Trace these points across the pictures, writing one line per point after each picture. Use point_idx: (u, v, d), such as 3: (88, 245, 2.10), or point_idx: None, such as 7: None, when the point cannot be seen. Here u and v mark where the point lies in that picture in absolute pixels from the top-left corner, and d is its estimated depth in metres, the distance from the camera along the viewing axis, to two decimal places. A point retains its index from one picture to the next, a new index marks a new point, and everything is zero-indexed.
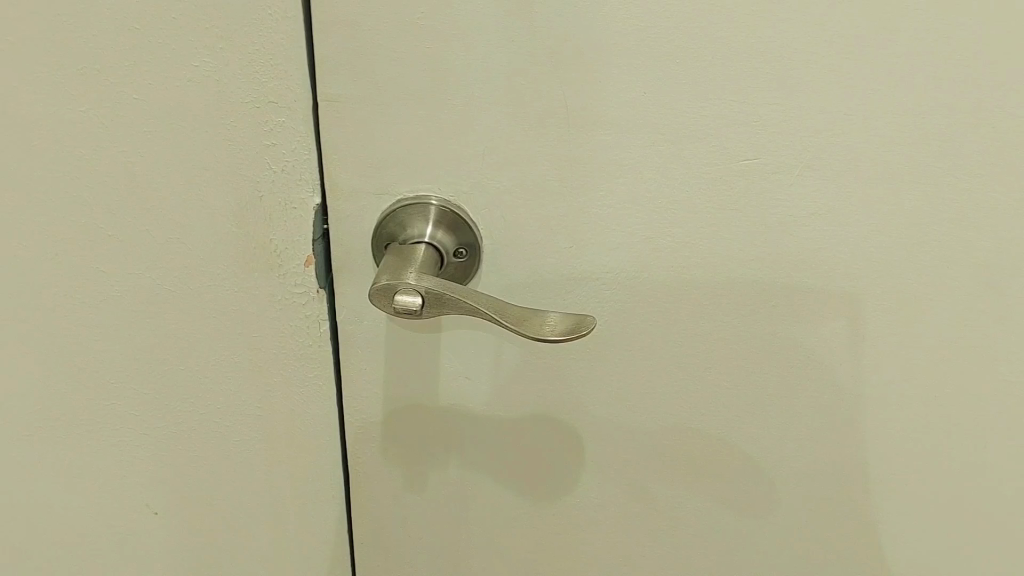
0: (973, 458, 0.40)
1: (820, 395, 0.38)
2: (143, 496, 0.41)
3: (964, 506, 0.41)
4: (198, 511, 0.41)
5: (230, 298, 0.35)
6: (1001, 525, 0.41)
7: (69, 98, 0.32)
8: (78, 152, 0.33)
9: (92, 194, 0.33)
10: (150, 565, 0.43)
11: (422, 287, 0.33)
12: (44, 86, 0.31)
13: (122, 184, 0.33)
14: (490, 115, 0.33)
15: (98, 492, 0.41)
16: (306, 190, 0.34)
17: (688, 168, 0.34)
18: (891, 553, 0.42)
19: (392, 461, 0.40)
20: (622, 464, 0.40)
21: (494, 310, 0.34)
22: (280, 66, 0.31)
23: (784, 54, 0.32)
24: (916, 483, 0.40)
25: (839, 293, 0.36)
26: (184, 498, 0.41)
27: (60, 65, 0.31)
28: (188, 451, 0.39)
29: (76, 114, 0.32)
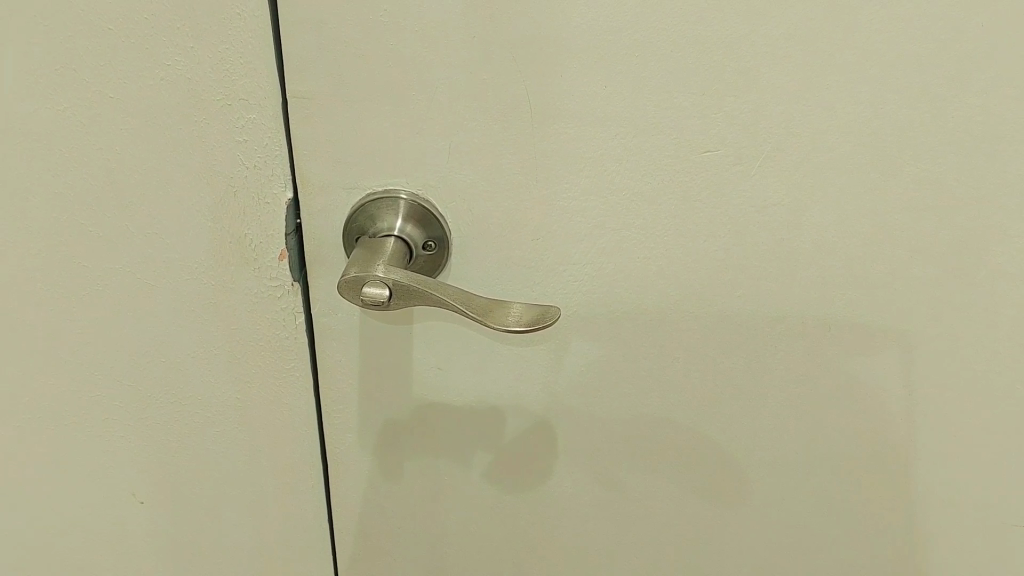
0: (924, 437, 0.43)
1: (786, 368, 0.41)
2: (140, 471, 0.43)
3: (919, 481, 0.44)
4: (196, 481, 0.43)
5: (210, 285, 0.37)
6: (954, 498, 0.45)
7: (56, 93, 0.34)
8: (65, 143, 0.35)
9: (81, 183, 0.35)
10: (153, 535, 0.46)
11: (391, 279, 0.33)
12: (33, 81, 0.34)
13: (108, 174, 0.35)
14: (454, 111, 0.34)
15: (102, 467, 0.44)
16: (278, 185, 0.36)
17: (650, 161, 0.36)
18: (853, 525, 0.46)
19: (373, 440, 0.42)
20: (595, 441, 0.43)
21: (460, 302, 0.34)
22: (248, 65, 0.33)
23: (740, 46, 0.33)
24: (871, 461, 0.44)
25: (799, 276, 0.38)
26: (178, 472, 0.43)
27: (45, 63, 0.33)
28: (183, 424, 0.42)
29: (62, 109, 0.34)
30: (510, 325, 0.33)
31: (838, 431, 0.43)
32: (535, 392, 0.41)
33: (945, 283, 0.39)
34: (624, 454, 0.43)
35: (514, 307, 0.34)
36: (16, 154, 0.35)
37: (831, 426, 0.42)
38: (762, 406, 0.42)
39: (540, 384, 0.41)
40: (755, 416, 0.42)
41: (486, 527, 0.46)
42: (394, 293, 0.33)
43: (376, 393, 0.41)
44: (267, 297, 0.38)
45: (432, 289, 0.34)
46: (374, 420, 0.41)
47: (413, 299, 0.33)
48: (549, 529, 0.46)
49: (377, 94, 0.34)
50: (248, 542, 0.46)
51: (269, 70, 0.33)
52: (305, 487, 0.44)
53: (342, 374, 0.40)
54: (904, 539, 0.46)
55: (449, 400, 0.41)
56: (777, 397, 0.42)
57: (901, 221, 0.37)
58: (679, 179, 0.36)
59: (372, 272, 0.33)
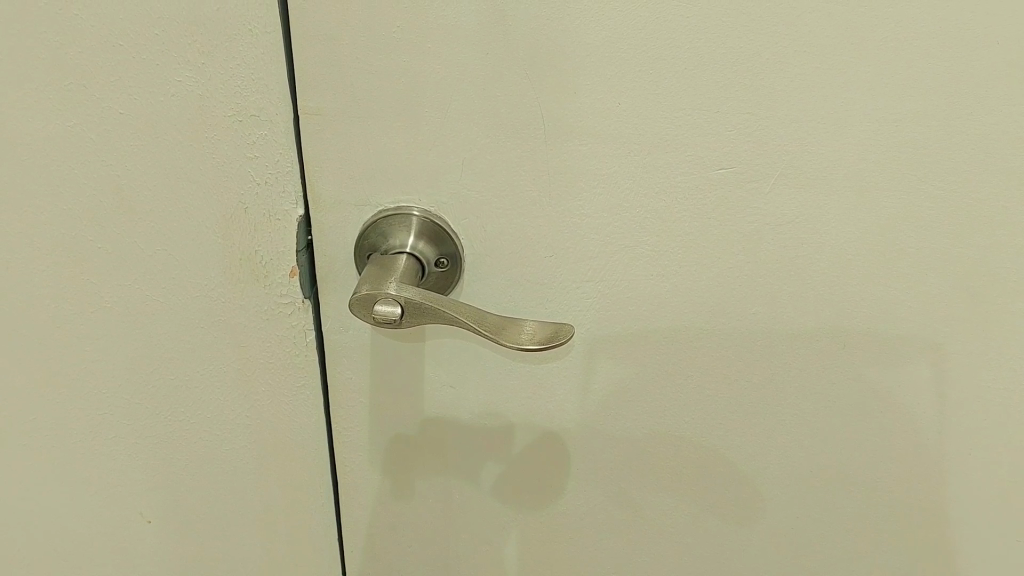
0: (941, 457, 0.42)
1: (801, 388, 0.40)
2: (147, 489, 0.43)
3: (935, 503, 0.44)
4: (205, 500, 0.43)
5: (219, 303, 0.37)
6: (971, 520, 0.44)
7: (65, 109, 0.34)
8: (73, 160, 0.34)
9: (89, 199, 0.35)
10: (161, 554, 0.45)
11: (404, 297, 0.33)
12: (43, 98, 0.33)
13: (117, 191, 0.35)
14: (467, 128, 0.34)
15: (110, 485, 0.43)
16: (289, 203, 0.35)
17: (665, 179, 0.35)
18: (867, 546, 0.45)
19: (382, 459, 0.42)
20: (607, 460, 0.42)
21: (474, 320, 0.34)
22: (259, 81, 0.33)
23: (755, 63, 0.33)
24: (887, 482, 0.43)
25: (814, 294, 0.38)
26: (185, 491, 0.43)
27: (54, 79, 0.33)
28: (193, 443, 0.41)
29: (71, 125, 0.34)
30: (525, 343, 0.33)
31: (853, 451, 0.42)
32: (547, 411, 0.41)
33: (963, 302, 0.38)
34: (636, 474, 0.43)
35: (527, 325, 0.34)
36: (24, 171, 0.35)
37: (847, 445, 0.42)
38: (776, 425, 0.41)
39: (552, 403, 0.40)
40: (769, 436, 0.42)
41: (497, 547, 0.45)
42: (406, 311, 0.33)
43: (387, 411, 0.40)
44: (278, 314, 0.37)
45: (444, 307, 0.33)
46: (385, 439, 0.41)
47: (425, 317, 0.33)
48: (561, 548, 0.45)
49: (389, 110, 0.33)
50: (257, 560, 0.45)
51: (280, 86, 0.33)
52: (314, 506, 0.43)
53: (353, 393, 0.40)
54: (920, 560, 0.46)
55: (461, 419, 0.40)
56: (792, 416, 0.41)
57: (919, 239, 0.37)
58: (694, 197, 0.35)
59: (384, 290, 0.33)
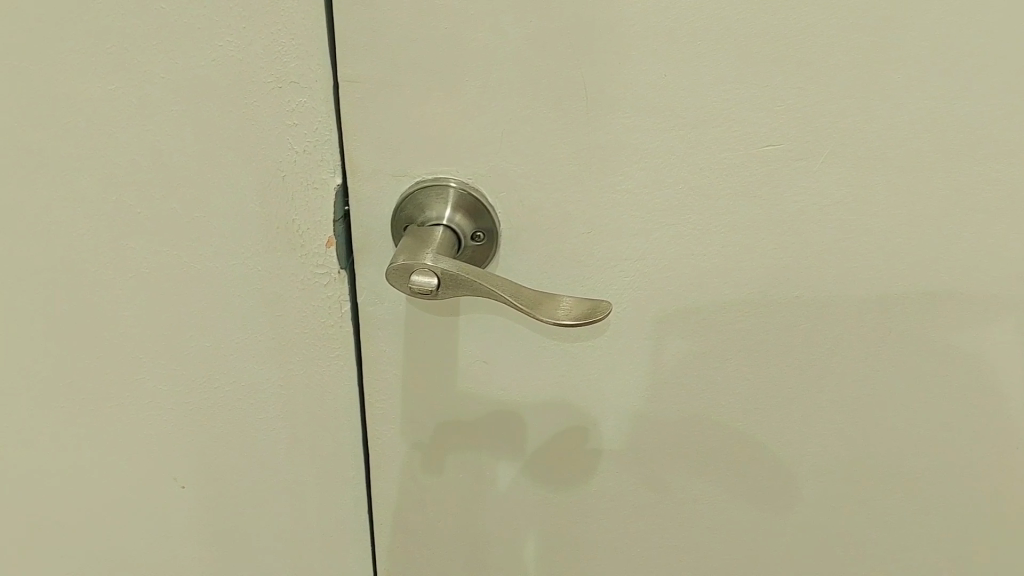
0: (973, 439, 0.42)
1: (839, 370, 0.40)
2: (180, 456, 0.43)
3: (965, 484, 0.44)
4: (238, 469, 0.43)
5: (255, 271, 0.37)
6: (1001, 501, 0.44)
7: (106, 73, 0.33)
8: (112, 125, 0.34)
9: (128, 164, 0.35)
10: (192, 521, 0.46)
11: (440, 268, 0.33)
12: (84, 63, 0.33)
13: (157, 157, 0.35)
14: (510, 98, 0.34)
15: (145, 452, 0.43)
16: (328, 171, 0.35)
17: (708, 155, 0.35)
18: (896, 527, 0.45)
19: (414, 434, 0.42)
20: (640, 441, 0.42)
21: (510, 293, 0.34)
22: (301, 47, 0.32)
23: (807, 36, 0.32)
24: (920, 463, 0.43)
25: (858, 277, 0.37)
26: (218, 458, 0.43)
27: (95, 43, 0.33)
28: (228, 412, 0.41)
29: (110, 91, 0.33)
30: (561, 319, 0.33)
31: (887, 433, 0.42)
32: (582, 391, 0.40)
33: (1005, 284, 0.38)
34: (670, 456, 0.42)
35: (563, 301, 0.34)
36: (64, 137, 0.35)
37: (882, 430, 0.42)
38: (812, 408, 0.41)
39: (588, 383, 0.40)
40: (805, 418, 0.41)
41: (526, 526, 0.45)
42: (442, 283, 0.33)
43: (420, 387, 0.40)
44: (314, 285, 0.37)
45: (481, 280, 0.33)
46: (418, 414, 0.41)
47: (461, 289, 0.33)
48: (592, 529, 0.45)
49: (431, 80, 0.33)
50: (288, 531, 0.45)
51: (321, 53, 0.33)
52: (346, 478, 0.43)
53: (387, 367, 0.39)
54: (946, 539, 0.46)
55: (494, 396, 0.40)
56: (828, 399, 0.41)
57: (963, 219, 0.36)
58: (738, 174, 0.35)
59: (421, 261, 0.33)
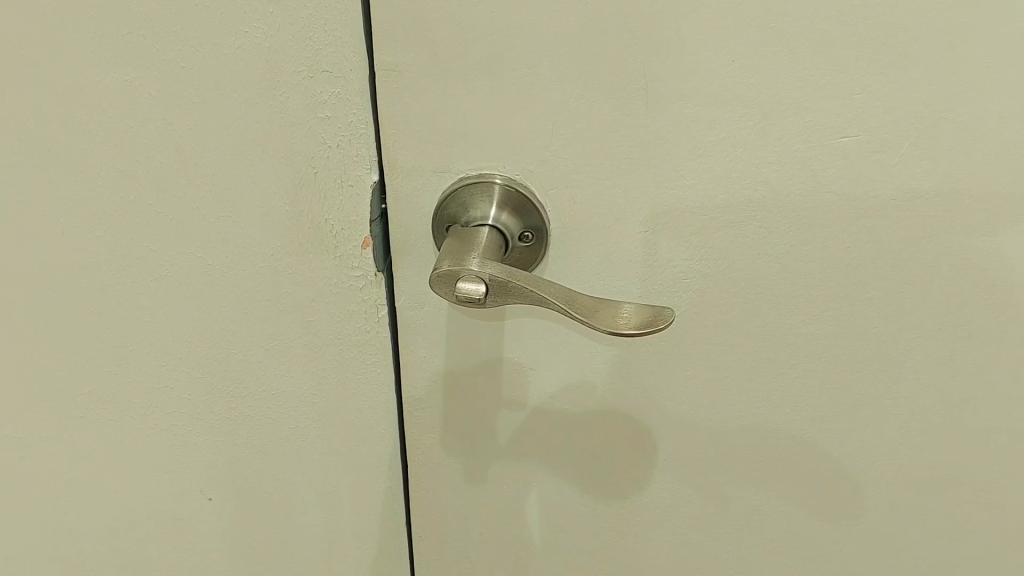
0: None
1: (912, 378, 0.37)
2: (204, 463, 0.41)
3: None
4: (269, 477, 0.41)
5: (285, 276, 0.34)
6: None
7: (119, 62, 0.30)
8: (126, 120, 0.31)
9: (144, 163, 0.32)
10: (216, 528, 0.44)
11: (487, 275, 0.30)
12: (95, 52, 0.30)
13: (179, 155, 0.32)
14: (562, 87, 0.31)
15: (168, 458, 0.41)
16: (363, 168, 0.32)
17: (777, 147, 0.32)
18: (963, 546, 0.42)
19: (453, 443, 0.39)
20: (694, 452, 0.39)
21: (563, 301, 0.31)
22: (335, 33, 0.29)
23: (890, 18, 0.29)
24: (993, 480, 0.40)
25: (937, 276, 0.34)
26: (244, 466, 0.41)
27: (108, 29, 0.30)
28: (259, 419, 0.39)
29: (123, 82, 0.30)
30: (620, 326, 0.30)
31: (959, 447, 0.39)
32: (635, 400, 0.37)
33: None
34: (725, 467, 0.40)
35: (622, 310, 0.31)
36: (77, 132, 0.32)
37: (959, 440, 0.39)
38: (883, 418, 0.38)
39: (641, 391, 0.37)
40: (874, 428, 0.38)
41: (569, 537, 0.42)
42: (491, 290, 0.30)
43: (463, 394, 0.37)
44: (348, 289, 0.34)
45: (531, 285, 0.31)
46: (458, 422, 0.38)
47: (510, 296, 0.31)
48: (639, 540, 0.42)
49: (477, 67, 0.30)
50: (318, 540, 0.43)
51: (356, 39, 0.30)
52: (383, 485, 0.41)
53: (427, 374, 0.37)
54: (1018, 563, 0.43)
55: (539, 405, 0.38)
56: (901, 408, 0.38)
57: None
58: (810, 168, 0.32)
59: (466, 266, 0.30)
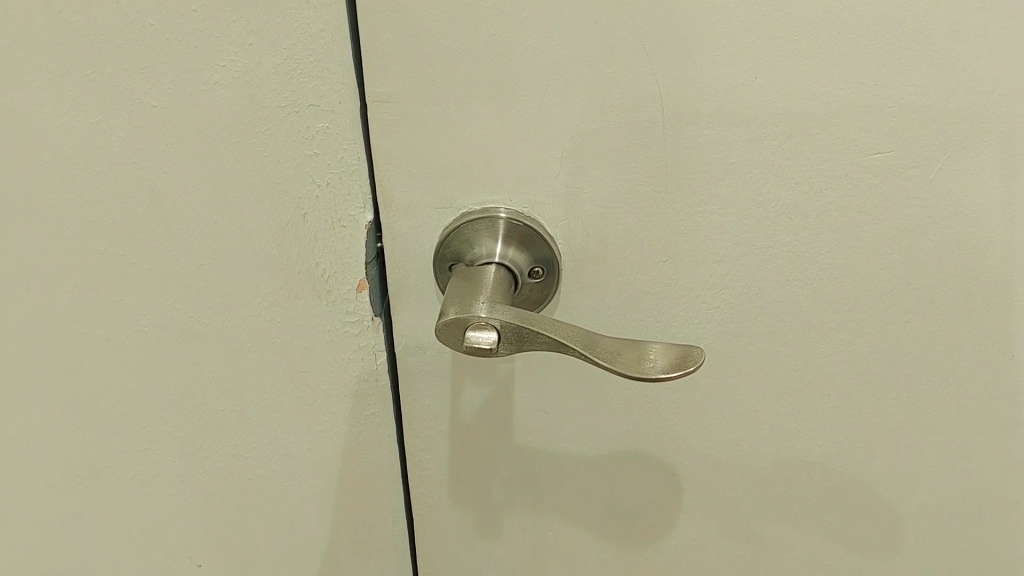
0: None
1: (952, 405, 0.35)
2: (182, 552, 0.36)
3: None
4: (261, 555, 0.37)
5: (275, 328, 0.31)
6: None
7: (81, 107, 0.27)
8: (91, 170, 0.28)
9: (112, 218, 0.29)
10: None
11: (498, 321, 0.28)
12: (54, 97, 0.27)
13: (151, 205, 0.29)
14: (572, 112, 0.28)
15: (137, 551, 0.36)
16: (357, 207, 0.30)
17: (806, 167, 0.29)
18: None
19: (462, 492, 0.36)
20: (720, 490, 0.37)
21: (583, 346, 0.28)
22: (320, 63, 0.27)
23: (923, 24, 0.27)
24: None
25: (977, 296, 0.32)
26: (230, 549, 0.36)
27: (67, 71, 0.27)
28: (248, 495, 0.35)
29: (86, 129, 0.27)
30: (645, 372, 0.28)
31: (1003, 475, 0.36)
32: (656, 439, 0.35)
33: None
34: (753, 504, 0.37)
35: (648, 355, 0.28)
36: (34, 186, 0.28)
37: (1005, 468, 0.36)
38: (921, 446, 0.36)
39: (664, 430, 0.35)
40: (913, 458, 0.36)
41: None
42: (503, 338, 0.28)
43: (472, 441, 0.35)
44: (345, 338, 0.31)
45: (545, 330, 0.28)
46: (467, 469, 0.36)
47: (524, 343, 0.28)
48: None
49: (477, 93, 0.28)
50: None
51: (344, 68, 0.27)
52: (389, 548, 0.38)
53: (432, 420, 0.34)
54: None
55: (554, 450, 0.35)
56: (940, 434, 0.35)
57: None
58: (841, 187, 0.30)
59: (475, 312, 0.28)
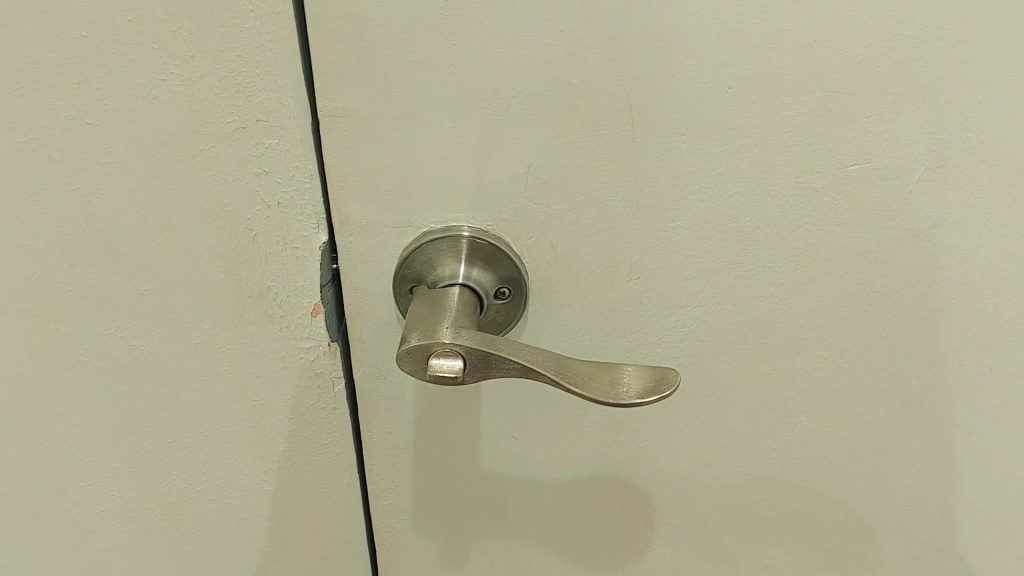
0: None
1: (931, 421, 0.34)
2: None
3: None
4: None
5: (224, 354, 0.29)
6: None
7: (9, 122, 0.25)
8: (21, 189, 0.26)
9: (47, 239, 0.27)
10: None
11: (464, 347, 0.26)
12: None
13: (87, 227, 0.27)
14: (538, 125, 0.27)
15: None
16: (310, 228, 0.28)
17: (782, 181, 0.28)
18: None
19: (427, 515, 0.35)
20: (693, 506, 0.36)
21: (555, 372, 0.27)
22: (268, 77, 0.25)
23: (909, 34, 0.25)
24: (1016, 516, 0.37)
25: (958, 310, 0.31)
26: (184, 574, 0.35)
27: None
28: (199, 526, 0.33)
29: (16, 146, 0.25)
30: (621, 397, 0.26)
31: (981, 488, 0.36)
32: (627, 459, 0.34)
33: None
34: (726, 519, 0.36)
35: (624, 380, 0.27)
36: None
37: (982, 481, 0.35)
38: (900, 463, 0.35)
39: (636, 450, 0.34)
40: (891, 474, 0.35)
41: None
42: (469, 365, 0.26)
43: (436, 466, 0.33)
44: (299, 363, 0.30)
45: (514, 356, 0.26)
46: (431, 493, 0.34)
47: (493, 371, 0.26)
48: None
49: (437, 108, 0.26)
50: None
51: (294, 82, 0.25)
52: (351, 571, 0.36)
53: (394, 444, 0.33)
54: None
55: (521, 472, 0.34)
56: (919, 451, 0.34)
57: None
58: (820, 202, 0.28)
59: (439, 338, 0.26)
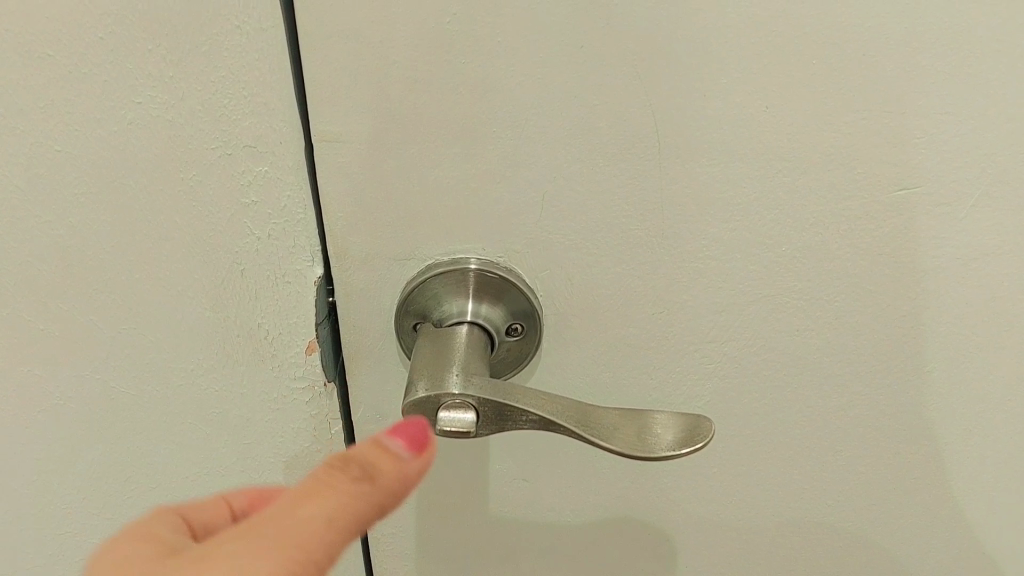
0: None
1: (977, 459, 0.31)
2: None
3: None
4: None
5: (216, 384, 0.28)
6: None
7: None
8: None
9: (28, 261, 0.25)
10: None
11: (476, 397, 0.23)
12: None
13: (68, 250, 0.25)
14: (553, 150, 0.24)
15: None
16: (304, 261, 0.26)
17: (824, 207, 0.25)
18: None
19: (433, 553, 0.33)
20: (717, 543, 0.33)
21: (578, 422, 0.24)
22: (255, 100, 0.22)
23: (968, 47, 0.22)
24: None
25: (1014, 343, 0.28)
26: None
27: None
28: None
29: None
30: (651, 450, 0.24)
31: None
32: (646, 498, 0.31)
33: None
34: (751, 555, 0.34)
35: (655, 428, 0.24)
36: None
37: None
38: (942, 502, 0.32)
39: (656, 489, 0.31)
40: (932, 513, 0.32)
41: None
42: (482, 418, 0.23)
43: (442, 503, 0.31)
44: (293, 400, 0.28)
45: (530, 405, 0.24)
46: (437, 530, 0.32)
47: (508, 423, 0.24)
48: None
49: (442, 131, 0.23)
50: None
51: (285, 105, 0.23)
52: None
53: None
54: None
55: (532, 510, 0.31)
56: (964, 490, 0.32)
57: None
58: (865, 231, 0.26)
59: (447, 388, 0.23)
